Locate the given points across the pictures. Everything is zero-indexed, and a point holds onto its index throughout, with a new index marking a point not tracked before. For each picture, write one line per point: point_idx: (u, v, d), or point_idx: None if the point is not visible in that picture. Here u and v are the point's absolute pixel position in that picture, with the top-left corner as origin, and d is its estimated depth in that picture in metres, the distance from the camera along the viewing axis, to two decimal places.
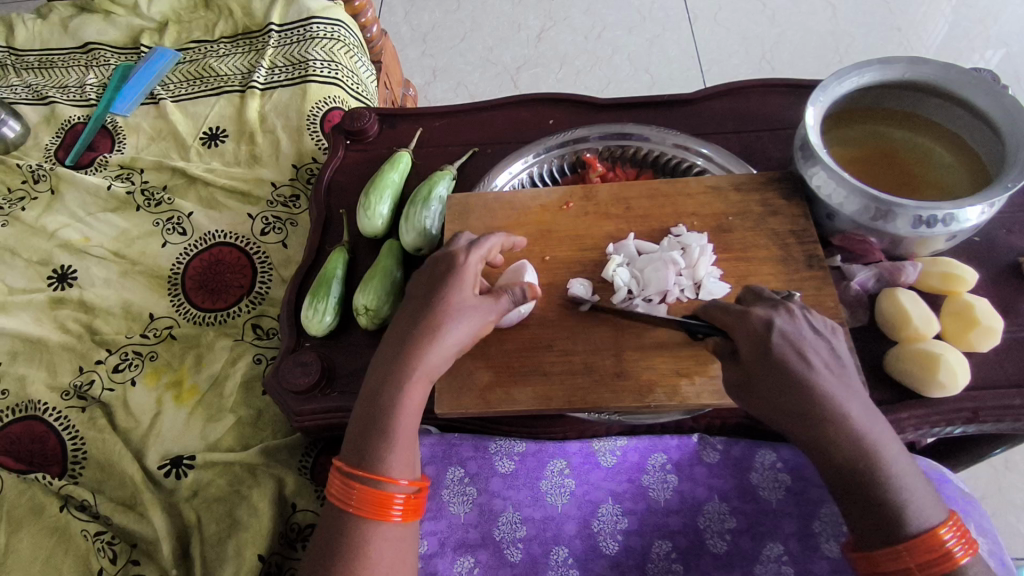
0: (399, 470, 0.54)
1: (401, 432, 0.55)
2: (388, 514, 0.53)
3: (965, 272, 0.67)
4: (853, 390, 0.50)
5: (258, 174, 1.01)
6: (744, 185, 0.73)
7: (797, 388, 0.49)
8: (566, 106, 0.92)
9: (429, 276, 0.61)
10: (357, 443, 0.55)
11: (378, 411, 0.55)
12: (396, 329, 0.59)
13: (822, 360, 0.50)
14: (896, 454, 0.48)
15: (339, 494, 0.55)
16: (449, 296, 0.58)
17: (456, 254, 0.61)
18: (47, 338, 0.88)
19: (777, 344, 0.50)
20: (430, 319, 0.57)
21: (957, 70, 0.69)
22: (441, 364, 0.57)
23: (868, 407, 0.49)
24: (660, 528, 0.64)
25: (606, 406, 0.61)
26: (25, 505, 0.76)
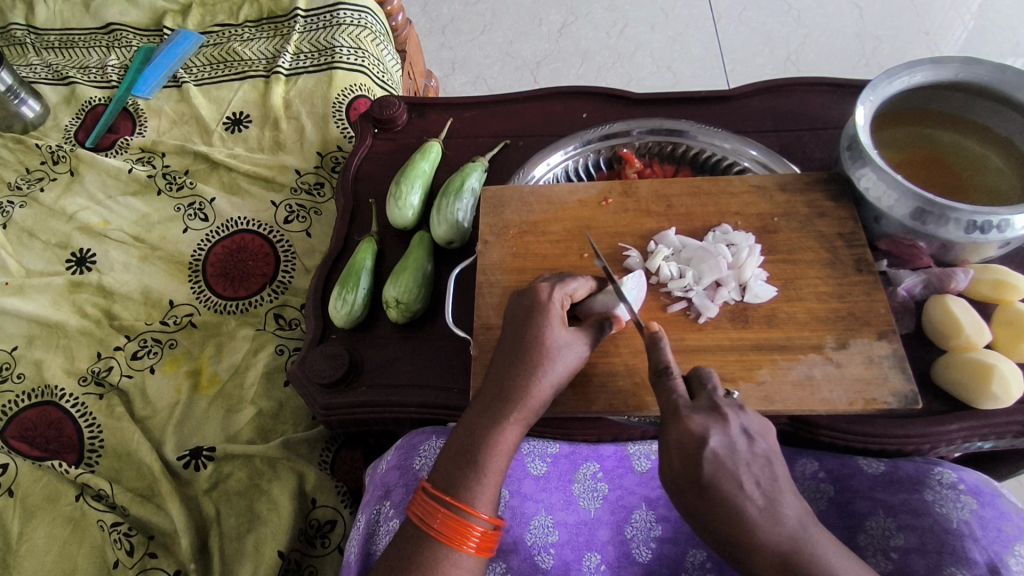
0: (485, 503, 0.51)
1: (492, 468, 0.52)
2: (465, 545, 0.50)
3: (1018, 281, 0.64)
4: (784, 500, 0.44)
5: (282, 161, 0.99)
6: (789, 185, 0.70)
7: (724, 518, 0.44)
8: (600, 100, 0.90)
9: (513, 308, 0.58)
10: (447, 468, 0.52)
11: (475, 444, 0.52)
12: (495, 363, 0.55)
13: (754, 475, 0.44)
14: (845, 563, 0.43)
15: (419, 514, 0.51)
16: (545, 336, 0.54)
17: (539, 288, 0.58)
18: (65, 323, 0.86)
19: (708, 462, 0.44)
20: (529, 359, 0.54)
21: (1013, 71, 0.68)
22: (542, 405, 0.54)
23: (796, 516, 0.43)
24: (695, 537, 0.63)
25: (649, 409, 0.59)
26: (40, 493, 0.75)
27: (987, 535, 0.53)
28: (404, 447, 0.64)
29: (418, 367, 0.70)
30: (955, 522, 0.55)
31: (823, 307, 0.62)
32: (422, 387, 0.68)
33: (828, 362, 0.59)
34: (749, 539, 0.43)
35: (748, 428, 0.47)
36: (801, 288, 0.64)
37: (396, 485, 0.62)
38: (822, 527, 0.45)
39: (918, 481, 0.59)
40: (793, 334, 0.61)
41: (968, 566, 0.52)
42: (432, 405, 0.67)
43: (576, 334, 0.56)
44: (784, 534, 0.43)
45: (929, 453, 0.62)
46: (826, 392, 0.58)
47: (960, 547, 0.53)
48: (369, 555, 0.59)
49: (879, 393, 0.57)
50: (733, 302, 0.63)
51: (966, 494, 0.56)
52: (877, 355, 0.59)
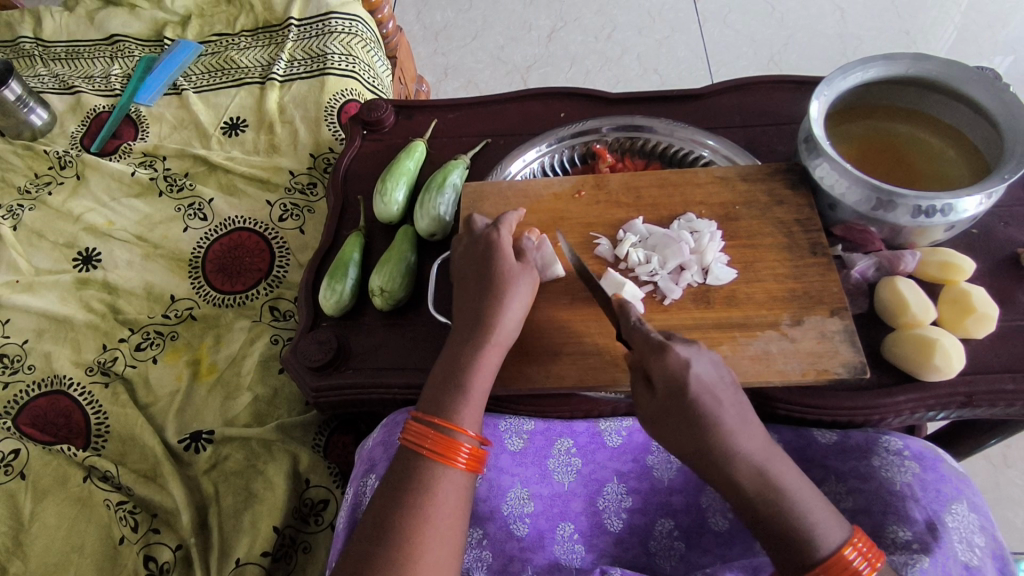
0: (470, 422, 0.56)
1: (476, 390, 0.57)
2: (455, 461, 0.54)
3: (963, 262, 0.69)
4: (751, 428, 0.51)
5: (276, 162, 1.04)
6: (751, 176, 0.74)
7: (704, 433, 0.50)
8: (578, 100, 0.95)
9: (469, 252, 0.65)
10: (436, 396, 0.57)
11: (457, 372, 0.57)
12: (466, 302, 0.62)
13: (729, 399, 0.51)
14: (801, 484, 0.49)
15: (412, 440, 0.55)
16: (504, 268, 0.62)
17: (489, 231, 0.65)
18: (72, 317, 0.91)
19: (691, 384, 0.50)
20: (494, 291, 0.60)
21: (959, 66, 0.72)
22: (513, 329, 0.60)
23: (765, 445, 0.51)
24: (664, 507, 0.67)
25: (617, 385, 0.63)
26: (51, 475, 0.79)
27: (926, 495, 0.57)
28: (388, 424, 0.69)
29: (403, 352, 0.74)
30: (897, 485, 0.59)
31: (780, 288, 0.66)
32: (406, 370, 0.73)
33: (784, 338, 0.63)
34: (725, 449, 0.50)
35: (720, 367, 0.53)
36: (761, 271, 0.67)
37: (380, 458, 0.66)
38: (782, 456, 0.51)
39: (867, 449, 0.63)
40: (752, 313, 0.65)
41: (907, 524, 0.56)
42: (416, 386, 0.72)
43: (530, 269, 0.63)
44: (753, 450, 0.50)
45: (879, 424, 0.66)
46: (781, 365, 0.62)
47: (901, 507, 0.57)
48: (356, 523, 0.63)
49: (830, 364, 0.61)
50: (696, 285, 0.67)
51: (909, 459, 0.60)
52: (829, 331, 0.63)
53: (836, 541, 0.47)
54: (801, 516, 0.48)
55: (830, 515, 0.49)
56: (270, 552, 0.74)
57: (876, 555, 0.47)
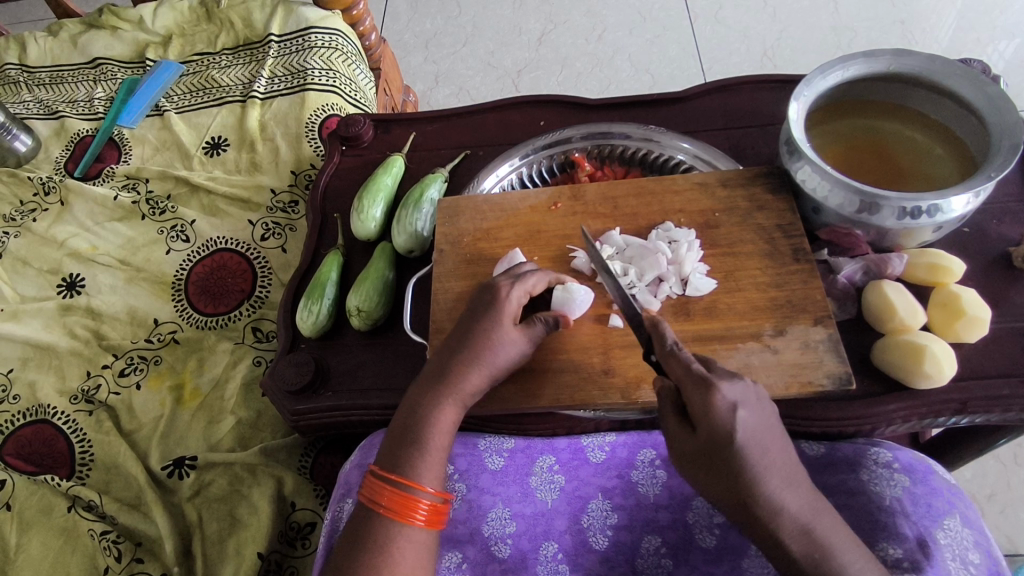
0: (430, 478, 0.54)
1: (434, 446, 0.55)
2: (412, 518, 0.52)
3: (952, 263, 0.67)
4: (796, 480, 0.49)
5: (258, 181, 1.03)
6: (730, 181, 0.72)
7: (750, 485, 0.47)
8: (558, 107, 0.93)
9: (471, 304, 0.60)
10: (391, 448, 0.55)
11: (415, 424, 0.55)
12: (441, 352, 0.59)
13: (773, 446, 0.49)
14: (845, 542, 0.47)
15: (368, 496, 0.53)
16: (491, 334, 0.57)
17: (499, 284, 0.59)
18: (56, 345, 0.90)
19: (738, 433, 0.47)
20: (471, 350, 0.57)
21: (940, 61, 0.69)
22: (480, 388, 0.57)
23: (811, 501, 0.48)
24: (649, 523, 0.66)
25: (595, 403, 0.61)
26: (35, 506, 0.79)
27: (917, 510, 0.55)
28: (365, 446, 0.68)
29: (382, 372, 0.73)
30: (887, 500, 0.57)
31: (761, 297, 0.64)
32: (384, 391, 0.71)
33: (766, 349, 0.61)
34: (771, 503, 0.47)
35: (762, 404, 0.50)
36: (742, 280, 0.66)
37: (357, 483, 0.65)
38: (823, 502, 0.49)
39: (855, 462, 0.61)
40: (733, 324, 0.63)
41: (898, 541, 0.54)
42: (395, 408, 0.70)
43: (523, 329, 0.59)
44: (797, 504, 0.48)
45: (871, 434, 0.64)
46: (764, 378, 0.60)
47: (891, 523, 0.55)
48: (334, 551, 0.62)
49: (814, 375, 0.59)
50: (677, 296, 0.65)
51: (899, 472, 0.59)
52: (813, 340, 0.61)
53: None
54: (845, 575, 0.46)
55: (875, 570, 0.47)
56: None
57: None
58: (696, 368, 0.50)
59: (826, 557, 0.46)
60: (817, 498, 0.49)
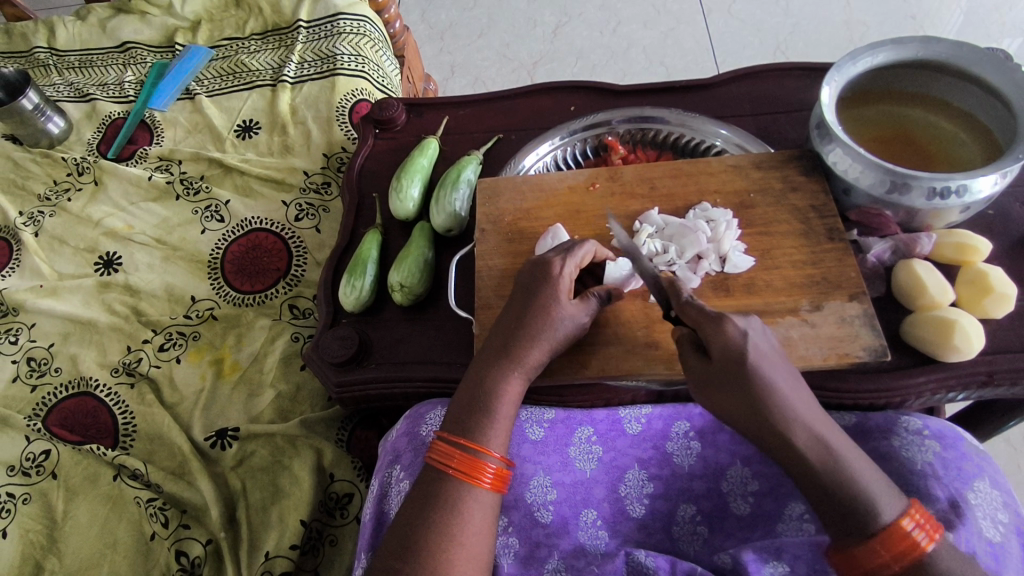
0: (497, 444, 0.56)
1: (501, 414, 0.57)
2: (480, 481, 0.54)
3: (978, 242, 0.69)
4: (809, 398, 0.52)
5: (291, 163, 1.05)
6: (764, 164, 0.75)
7: (764, 407, 0.50)
8: (588, 93, 0.95)
9: (525, 280, 0.62)
10: (459, 417, 0.57)
11: (483, 393, 0.57)
12: (501, 327, 0.61)
13: (783, 369, 0.52)
14: (857, 459, 0.50)
15: (437, 458, 0.56)
16: (550, 310, 0.59)
17: (552, 261, 0.61)
18: (97, 320, 0.92)
19: (750, 353, 0.51)
20: (534, 325, 0.59)
21: (967, 47, 0.72)
22: (542, 361, 0.59)
23: (824, 421, 0.51)
24: (685, 492, 0.68)
25: (639, 373, 0.63)
26: (81, 474, 0.81)
27: (948, 474, 0.58)
28: (411, 417, 0.70)
29: (423, 346, 0.75)
30: (919, 464, 0.59)
31: (797, 274, 0.67)
32: (427, 364, 0.74)
33: (804, 323, 0.64)
34: (785, 413, 0.50)
35: (768, 336, 0.54)
36: (778, 257, 0.68)
37: (404, 450, 0.68)
38: (834, 424, 0.52)
39: (887, 429, 0.63)
40: (771, 299, 0.65)
41: (930, 502, 0.56)
42: (438, 380, 0.73)
43: (580, 304, 0.61)
44: (811, 417, 0.50)
45: (900, 406, 0.67)
46: (802, 350, 0.62)
47: (922, 486, 0.57)
48: (383, 515, 0.65)
49: (851, 348, 0.62)
50: (715, 273, 0.68)
51: (929, 438, 0.61)
52: (848, 315, 0.63)
53: (888, 501, 0.48)
54: (854, 483, 0.48)
55: (883, 483, 0.49)
56: (298, 545, 0.75)
57: (933, 527, 0.47)
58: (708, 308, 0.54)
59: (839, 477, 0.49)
60: (831, 422, 0.52)
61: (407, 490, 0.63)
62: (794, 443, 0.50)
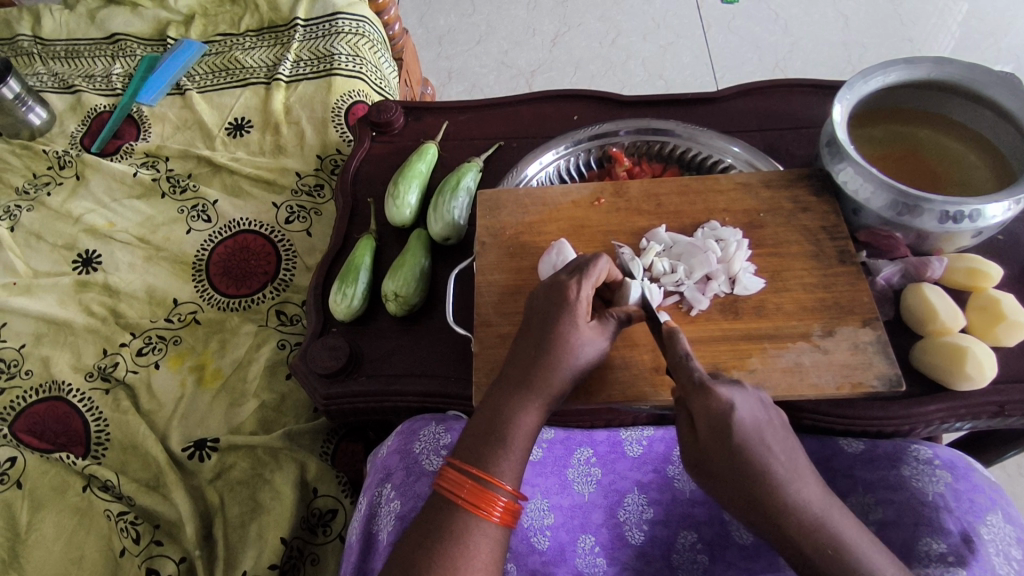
0: (510, 476, 0.53)
1: (516, 443, 0.54)
2: (489, 514, 0.51)
3: (990, 268, 0.67)
4: (804, 472, 0.47)
5: (283, 164, 1.02)
6: (773, 182, 0.73)
7: (753, 482, 0.46)
8: (592, 102, 0.93)
9: (540, 300, 0.58)
10: (473, 444, 0.54)
11: (499, 419, 0.54)
12: (519, 352, 0.57)
13: (776, 442, 0.47)
14: (859, 535, 0.45)
15: (446, 486, 0.52)
16: (568, 335, 0.56)
17: (568, 284, 0.57)
18: (72, 321, 0.88)
19: (738, 429, 0.46)
20: (552, 351, 0.55)
21: (981, 70, 0.70)
22: (560, 391, 0.56)
23: (820, 495, 0.46)
24: (686, 518, 0.65)
25: (645, 399, 0.61)
26: (48, 485, 0.77)
27: (960, 506, 0.55)
28: (405, 432, 0.67)
29: (417, 358, 0.72)
30: (930, 495, 0.57)
31: (808, 297, 0.65)
32: (420, 377, 0.70)
33: (815, 349, 0.61)
34: (776, 499, 0.45)
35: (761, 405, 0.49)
36: (788, 279, 0.66)
37: (396, 468, 0.64)
38: (835, 497, 0.47)
39: (896, 458, 0.61)
40: (782, 323, 0.63)
41: (942, 536, 0.54)
42: (431, 394, 0.70)
43: (599, 325, 0.58)
44: (807, 500, 0.46)
45: (908, 434, 0.65)
46: (814, 377, 0.60)
47: (935, 518, 0.55)
48: (370, 536, 0.62)
49: (865, 376, 0.59)
50: (724, 295, 0.65)
51: (941, 469, 0.59)
52: (861, 341, 0.61)
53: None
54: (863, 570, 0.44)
55: (892, 564, 0.45)
56: (278, 565, 0.72)
57: None
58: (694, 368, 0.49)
59: (843, 553, 0.44)
60: (830, 498, 0.47)
61: (399, 512, 0.60)
62: (790, 523, 0.45)
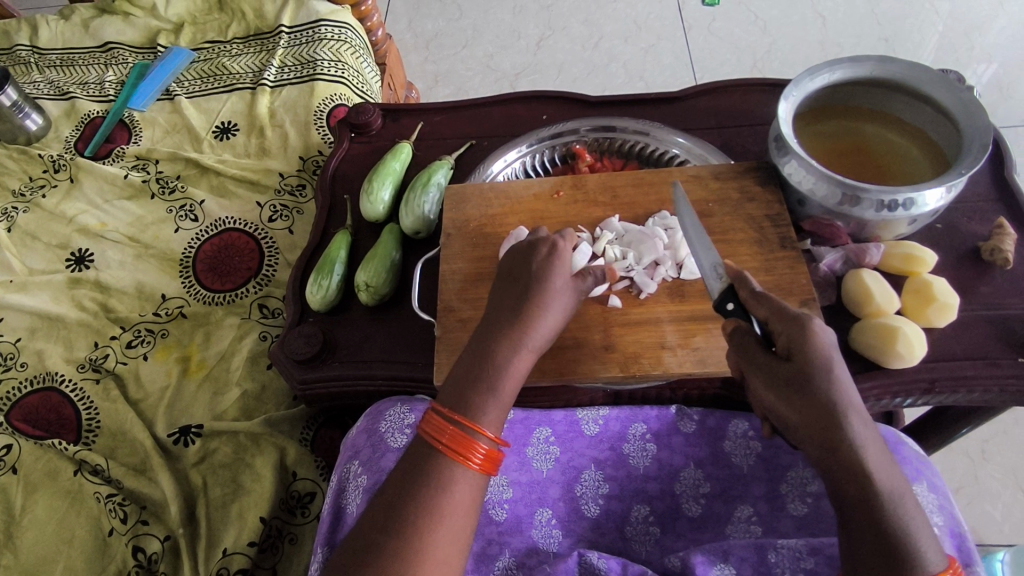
0: (491, 424, 0.56)
1: (502, 392, 0.57)
2: (470, 461, 0.54)
3: (925, 254, 0.71)
4: (868, 421, 0.50)
5: (266, 165, 1.06)
6: (723, 174, 0.77)
7: (830, 414, 0.49)
8: (559, 103, 0.97)
9: (522, 257, 0.63)
10: (457, 393, 0.57)
11: (483, 370, 0.57)
12: (501, 304, 0.61)
13: (851, 390, 0.50)
14: (902, 488, 0.49)
15: (430, 432, 0.55)
16: (550, 286, 0.61)
17: (542, 243, 0.63)
18: (65, 316, 0.93)
19: (824, 368, 0.50)
20: (532, 300, 0.60)
21: (919, 68, 0.74)
22: (542, 340, 0.60)
23: (879, 441, 0.50)
24: (639, 493, 0.69)
25: (595, 376, 0.64)
26: (42, 469, 0.81)
27: None
28: (371, 413, 0.71)
29: (386, 345, 0.76)
30: None
31: (751, 281, 0.68)
32: (388, 363, 0.74)
33: None
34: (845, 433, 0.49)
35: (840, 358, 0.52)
36: (732, 265, 0.70)
37: (363, 446, 0.68)
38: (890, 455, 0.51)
39: None
40: None
41: None
42: (398, 378, 0.74)
43: (570, 277, 0.62)
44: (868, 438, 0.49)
45: None
46: None
47: None
48: (340, 509, 0.66)
49: None
50: (671, 279, 0.69)
51: None
52: None
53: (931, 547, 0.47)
54: (899, 514, 0.47)
55: (927, 527, 0.48)
56: (256, 542, 0.76)
57: None
58: (785, 309, 0.52)
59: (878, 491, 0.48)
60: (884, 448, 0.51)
61: (365, 486, 0.64)
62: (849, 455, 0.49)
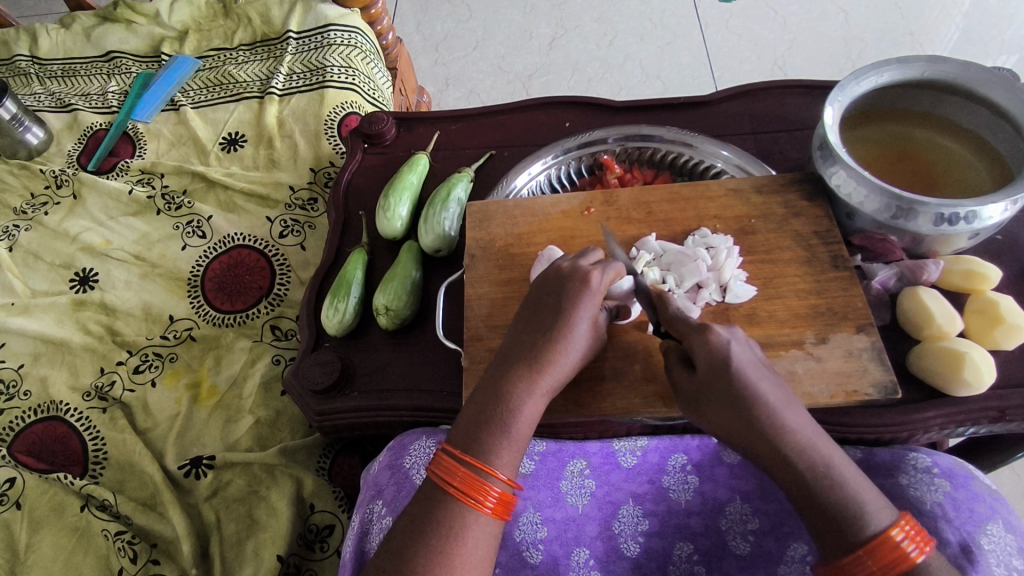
0: (506, 467, 0.52)
1: (518, 433, 0.52)
2: (482, 505, 0.50)
3: (988, 270, 0.66)
4: (795, 406, 0.48)
5: (276, 177, 1.02)
6: (765, 187, 0.72)
7: (750, 409, 0.47)
8: (583, 109, 0.92)
9: (552, 284, 0.57)
10: (468, 431, 0.53)
11: (500, 408, 0.53)
12: (523, 335, 0.56)
13: (769, 378, 0.49)
14: (846, 466, 0.47)
15: (440, 473, 0.51)
16: (575, 317, 0.55)
17: (582, 270, 0.57)
18: (69, 340, 0.89)
19: (734, 365, 0.48)
20: (555, 333, 0.55)
21: (976, 68, 0.69)
22: (563, 376, 0.55)
23: (813, 424, 0.48)
24: (682, 530, 0.64)
25: (637, 412, 0.60)
26: (46, 505, 0.77)
27: (959, 515, 0.54)
28: (394, 447, 0.67)
29: (409, 372, 0.72)
30: (927, 504, 0.56)
31: (802, 304, 0.63)
32: (411, 392, 0.70)
33: (809, 357, 0.60)
34: (771, 420, 0.47)
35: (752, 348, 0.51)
36: (781, 287, 0.65)
37: (387, 484, 0.64)
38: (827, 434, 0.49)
39: (894, 466, 0.60)
40: (774, 331, 0.62)
41: (941, 546, 0.53)
42: (424, 409, 0.69)
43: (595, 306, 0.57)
44: (799, 425, 0.47)
45: (907, 440, 0.64)
46: (809, 387, 0.59)
47: (932, 527, 0.54)
48: (363, 554, 0.62)
49: (860, 385, 0.58)
50: (715, 303, 0.65)
51: (939, 477, 0.57)
52: (856, 348, 0.60)
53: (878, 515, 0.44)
54: (844, 492, 0.45)
55: (876, 495, 0.46)
56: None
57: (924, 540, 0.44)
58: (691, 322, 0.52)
59: (828, 472, 0.46)
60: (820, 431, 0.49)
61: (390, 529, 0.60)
62: (785, 445, 0.47)
